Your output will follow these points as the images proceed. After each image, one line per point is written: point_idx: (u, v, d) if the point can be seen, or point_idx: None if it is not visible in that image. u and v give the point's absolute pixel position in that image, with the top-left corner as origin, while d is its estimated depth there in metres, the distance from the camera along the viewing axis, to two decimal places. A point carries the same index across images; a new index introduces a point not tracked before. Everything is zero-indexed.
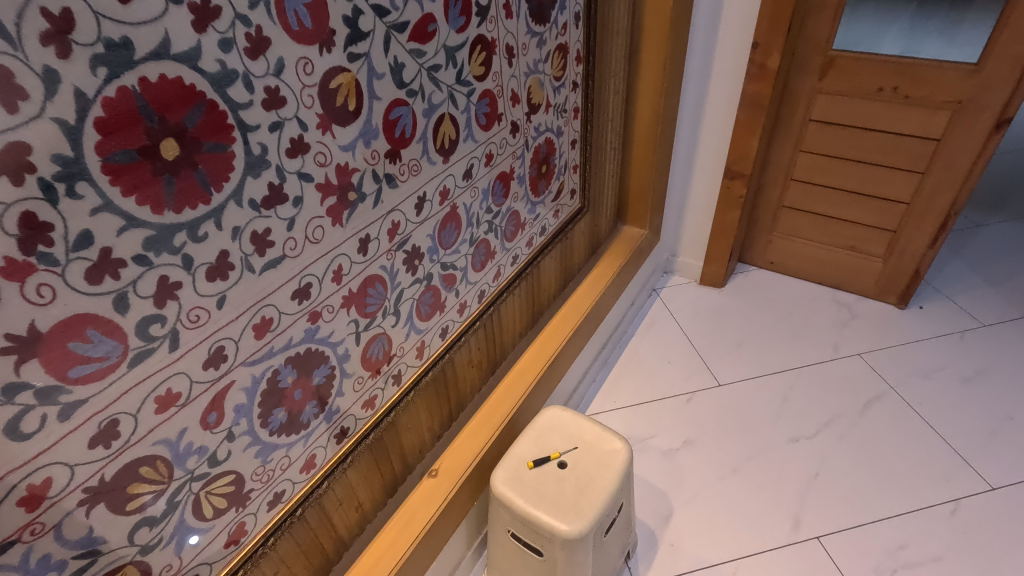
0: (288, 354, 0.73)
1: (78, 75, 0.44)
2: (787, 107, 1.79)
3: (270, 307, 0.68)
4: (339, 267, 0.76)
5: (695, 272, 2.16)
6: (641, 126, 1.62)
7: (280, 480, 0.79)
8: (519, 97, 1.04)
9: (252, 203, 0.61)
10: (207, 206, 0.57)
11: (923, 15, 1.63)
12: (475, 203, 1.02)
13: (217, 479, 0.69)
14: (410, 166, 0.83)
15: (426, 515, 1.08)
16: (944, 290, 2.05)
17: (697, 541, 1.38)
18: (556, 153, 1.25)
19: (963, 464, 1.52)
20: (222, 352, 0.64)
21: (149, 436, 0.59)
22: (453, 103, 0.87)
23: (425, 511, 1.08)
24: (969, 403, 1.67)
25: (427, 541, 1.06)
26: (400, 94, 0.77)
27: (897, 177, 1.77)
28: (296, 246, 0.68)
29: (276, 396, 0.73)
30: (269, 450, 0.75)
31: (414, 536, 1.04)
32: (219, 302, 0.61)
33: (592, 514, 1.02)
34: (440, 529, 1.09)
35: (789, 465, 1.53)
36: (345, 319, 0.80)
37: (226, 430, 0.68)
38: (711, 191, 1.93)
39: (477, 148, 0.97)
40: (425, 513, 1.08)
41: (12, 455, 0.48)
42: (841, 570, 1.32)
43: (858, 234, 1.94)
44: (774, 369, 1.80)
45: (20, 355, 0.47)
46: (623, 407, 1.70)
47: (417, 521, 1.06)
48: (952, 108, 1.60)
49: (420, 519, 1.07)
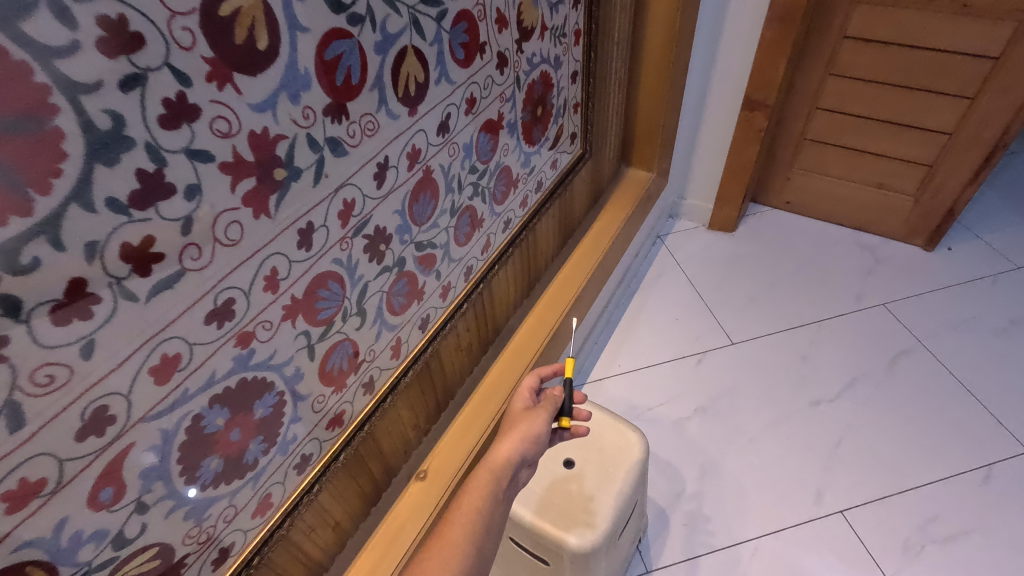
0: (213, 392, 0.55)
1: None
2: (820, 20, 1.53)
3: (175, 340, 0.49)
4: (272, 270, 0.56)
5: (704, 216, 1.95)
6: (652, 50, 1.35)
7: (227, 533, 0.64)
8: (506, 19, 0.80)
9: (115, 205, 0.41)
10: (28, 220, 0.36)
11: None
12: (456, 163, 0.80)
13: (134, 557, 0.54)
14: (362, 125, 0.61)
15: (493, 483, 0.74)
16: (976, 229, 1.86)
17: (714, 520, 1.28)
18: (553, 90, 1.02)
19: (997, 425, 1.40)
20: (106, 413, 0.46)
21: (4, 543, 0.42)
22: (418, 33, 0.64)
23: (483, 493, 0.73)
24: (1005, 355, 1.53)
25: (501, 525, 0.73)
26: (339, 21, 0.53)
27: (941, 103, 1.55)
28: (200, 254, 0.48)
29: (203, 445, 0.56)
30: (204, 506, 0.60)
31: (483, 520, 0.71)
32: (86, 350, 0.43)
33: (604, 525, 0.89)
34: (514, 479, 0.77)
35: (810, 433, 1.41)
36: (291, 333, 0.62)
37: (134, 500, 0.51)
38: (727, 126, 1.68)
39: (455, 92, 0.74)
40: (483, 490, 0.73)
41: None
42: (869, 549, 1.22)
43: (889, 169, 1.73)
44: (791, 324, 1.64)
45: None
46: (628, 372, 1.56)
47: (467, 502, 0.72)
48: (1018, 20, 1.36)
49: (493, 487, 0.74)
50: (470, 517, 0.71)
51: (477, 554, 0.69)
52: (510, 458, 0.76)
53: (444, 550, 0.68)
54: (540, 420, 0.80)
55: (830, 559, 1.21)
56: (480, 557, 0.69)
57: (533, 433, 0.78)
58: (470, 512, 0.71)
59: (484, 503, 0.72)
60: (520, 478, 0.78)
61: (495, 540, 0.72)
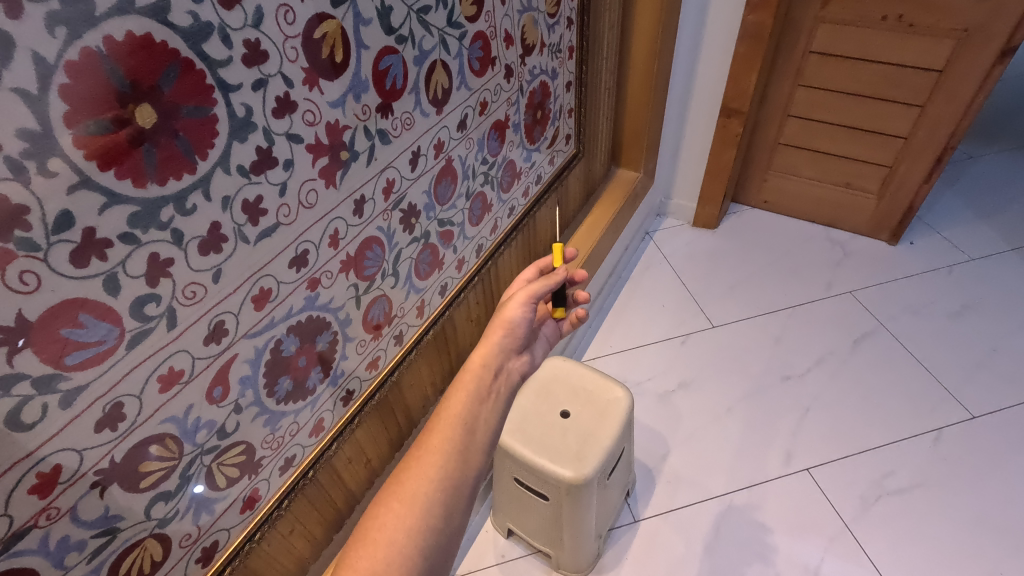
0: (289, 323, 0.71)
1: (33, 37, 0.39)
2: (788, 36, 1.72)
3: (268, 277, 0.65)
4: (335, 230, 0.73)
5: (688, 215, 2.12)
6: (637, 63, 1.54)
7: (290, 445, 0.80)
8: (512, 38, 0.97)
9: (242, 169, 0.57)
10: (193, 176, 0.53)
11: None
12: (471, 154, 0.97)
13: (228, 450, 0.69)
14: (402, 120, 0.78)
15: (476, 383, 0.74)
16: (935, 225, 2.04)
17: (695, 478, 1.44)
18: (551, 97, 1.20)
19: (947, 395, 1.57)
20: (222, 326, 0.62)
21: (155, 415, 0.58)
22: (445, 49, 0.81)
23: (468, 395, 0.73)
24: (957, 335, 1.70)
25: (490, 425, 0.71)
26: (389, 41, 0.71)
27: (896, 111, 1.74)
28: (290, 213, 0.65)
29: (281, 365, 0.72)
30: (277, 418, 0.75)
31: (466, 421, 0.69)
32: (215, 276, 0.59)
33: (595, 461, 1.06)
34: (498, 379, 0.77)
35: (780, 403, 1.57)
36: (345, 284, 0.78)
37: (233, 402, 0.67)
38: (707, 131, 1.86)
39: (471, 96, 0.92)
40: (467, 392, 0.73)
41: (15, 446, 0.47)
42: (830, 501, 1.38)
43: (854, 171, 1.92)
44: (767, 310, 1.81)
45: (11, 346, 0.44)
46: (618, 352, 1.72)
47: (451, 408, 0.71)
48: (958, 37, 1.55)
49: (478, 385, 0.74)
50: (454, 421, 0.69)
51: (463, 457, 0.67)
52: (493, 353, 0.78)
53: (428, 456, 0.66)
54: (517, 302, 0.80)
55: (796, 510, 1.37)
56: (466, 459, 0.67)
57: (510, 319, 0.79)
58: (454, 415, 0.70)
59: (464, 402, 0.71)
60: (508, 373, 0.79)
61: (485, 441, 0.70)
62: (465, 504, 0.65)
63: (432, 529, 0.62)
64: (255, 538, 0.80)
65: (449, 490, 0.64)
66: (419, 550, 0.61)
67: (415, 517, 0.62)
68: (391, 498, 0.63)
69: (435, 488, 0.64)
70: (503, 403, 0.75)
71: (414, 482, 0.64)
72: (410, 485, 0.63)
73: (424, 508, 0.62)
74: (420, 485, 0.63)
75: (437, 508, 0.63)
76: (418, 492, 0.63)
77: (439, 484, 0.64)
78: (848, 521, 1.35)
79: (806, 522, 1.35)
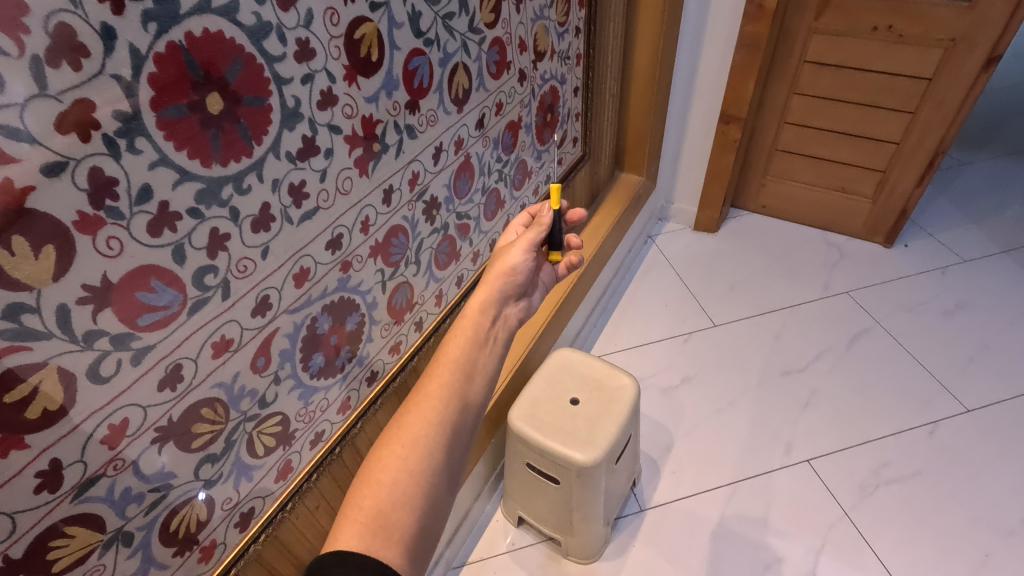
0: (324, 302, 0.77)
1: (131, 31, 0.45)
2: (784, 46, 1.79)
3: (308, 257, 0.71)
4: (366, 217, 0.79)
5: (689, 219, 2.18)
6: (640, 71, 1.61)
7: (320, 420, 0.85)
8: (526, 44, 1.04)
9: (289, 155, 0.63)
10: (249, 159, 0.59)
11: None
12: (487, 152, 1.04)
13: (267, 420, 0.74)
14: (427, 117, 0.84)
15: (474, 329, 0.76)
16: (928, 228, 2.11)
17: (699, 469, 1.48)
18: (560, 101, 1.27)
19: (941, 389, 1.62)
20: (267, 300, 0.67)
21: (207, 380, 0.63)
22: (466, 52, 0.88)
23: (466, 340, 0.74)
24: (950, 333, 1.76)
25: (488, 370, 0.73)
26: (418, 43, 0.77)
27: (888, 117, 1.81)
28: (328, 198, 0.71)
29: (315, 342, 0.78)
30: (309, 392, 0.81)
31: (464, 366, 0.71)
32: (263, 253, 0.64)
33: (604, 444, 1.11)
34: (496, 324, 0.79)
35: (781, 397, 1.62)
36: (373, 268, 0.84)
37: (273, 373, 0.72)
38: (706, 137, 1.94)
39: (488, 97, 0.98)
40: (465, 338, 0.74)
41: (94, 397, 0.52)
42: (830, 490, 1.42)
43: (848, 175, 1.99)
44: (766, 309, 1.87)
45: (96, 305, 0.50)
46: (623, 349, 1.77)
47: (448, 355, 0.72)
48: (945, 47, 1.62)
49: (476, 331, 0.76)
50: (453, 366, 0.71)
51: (462, 401, 0.69)
52: (493, 298, 0.80)
53: (427, 402, 0.68)
54: (517, 248, 0.82)
55: (797, 498, 1.41)
56: (464, 402, 0.69)
57: (510, 265, 0.82)
58: (452, 360, 0.71)
59: (462, 346, 0.73)
60: (506, 317, 0.81)
61: (483, 386, 0.71)
62: (462, 447, 0.68)
63: (432, 469, 0.64)
64: (287, 508, 0.84)
65: (448, 433, 0.66)
66: (421, 489, 0.63)
67: (417, 458, 0.64)
68: (392, 442, 0.65)
69: (434, 430, 0.65)
70: (501, 347, 0.76)
71: (414, 425, 0.65)
72: (409, 430, 0.65)
73: (424, 450, 0.64)
74: (420, 428, 0.65)
75: (437, 450, 0.65)
76: (418, 435, 0.65)
77: (438, 427, 0.66)
78: (847, 508, 1.39)
79: (807, 509, 1.39)
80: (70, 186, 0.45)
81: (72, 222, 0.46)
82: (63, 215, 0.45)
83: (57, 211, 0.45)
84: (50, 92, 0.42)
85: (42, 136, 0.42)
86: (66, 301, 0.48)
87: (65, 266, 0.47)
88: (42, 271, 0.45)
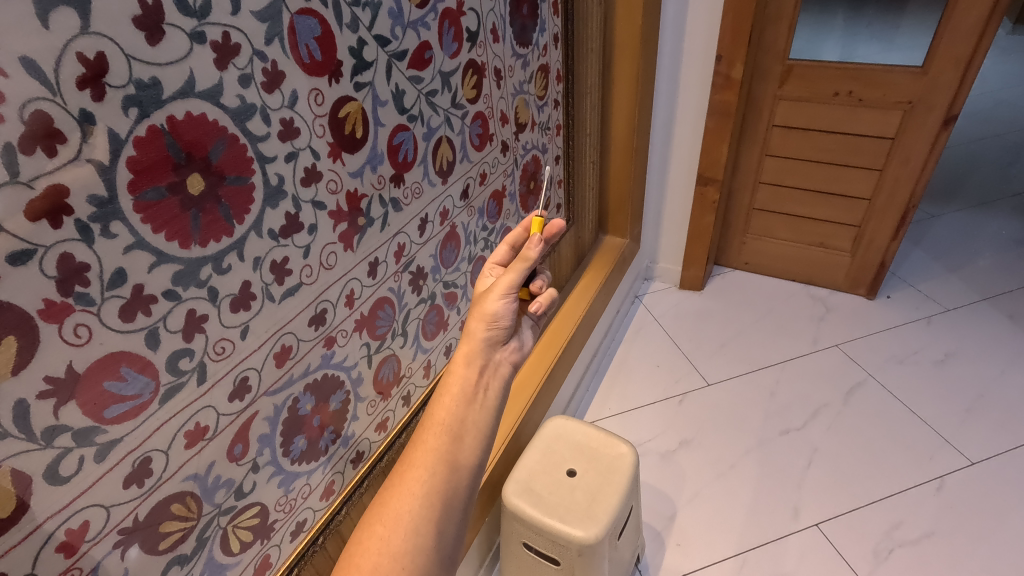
0: (307, 381, 0.73)
1: (110, 116, 0.45)
2: (751, 112, 1.88)
3: (290, 335, 0.68)
4: (351, 291, 0.77)
5: (675, 277, 2.19)
6: (617, 137, 1.66)
7: (302, 509, 0.79)
8: (507, 117, 1.07)
9: (271, 233, 0.62)
10: (230, 238, 0.57)
11: (815, 20, 1.71)
12: (472, 221, 1.05)
13: (243, 512, 0.69)
14: (412, 189, 0.84)
15: (463, 384, 0.67)
16: (908, 279, 2.15)
17: (704, 539, 1.41)
18: (542, 169, 1.30)
19: (944, 443, 1.59)
20: (246, 382, 0.64)
21: (179, 471, 0.59)
22: (449, 126, 0.90)
23: (455, 397, 0.66)
24: (944, 384, 1.75)
25: (481, 429, 0.65)
26: (402, 120, 0.79)
27: (858, 174, 1.88)
28: (312, 273, 0.69)
29: (297, 424, 0.74)
30: (291, 479, 0.76)
31: (452, 428, 0.64)
32: (243, 332, 0.62)
33: (605, 519, 1.05)
34: (491, 369, 0.69)
35: (782, 458, 1.57)
36: (359, 342, 0.81)
37: (252, 460, 0.68)
38: (686, 199, 1.98)
39: (472, 168, 1.00)
40: (454, 396, 0.66)
41: (52, 499, 0.48)
42: (843, 556, 1.36)
43: (826, 231, 2.03)
44: (759, 366, 1.85)
45: (58, 398, 0.46)
46: (618, 414, 1.73)
47: (435, 415, 0.65)
48: (904, 108, 1.71)
49: (466, 386, 0.66)
50: (439, 430, 0.64)
51: (451, 468, 0.62)
52: (476, 348, 0.69)
53: (412, 473, 0.61)
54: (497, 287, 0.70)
55: (811, 568, 1.34)
56: (452, 470, 0.62)
57: (491, 311, 0.70)
58: (439, 423, 0.64)
59: (451, 406, 0.65)
60: (499, 365, 0.70)
61: (476, 448, 0.64)
62: (456, 519, 0.62)
63: (418, 550, 0.59)
64: None
65: (436, 507, 0.60)
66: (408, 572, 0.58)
67: (401, 537, 0.59)
68: (374, 521, 0.60)
69: (419, 506, 0.60)
70: (493, 403, 0.67)
71: (397, 502, 0.60)
72: (393, 505, 0.60)
73: (407, 529, 0.59)
74: (404, 503, 0.60)
75: (424, 528, 0.59)
76: (401, 511, 0.60)
77: (424, 502, 0.60)
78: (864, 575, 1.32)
79: None
80: (37, 273, 0.43)
81: (38, 310, 0.44)
82: (28, 303, 0.43)
83: (21, 300, 0.43)
84: (22, 179, 0.41)
85: (10, 224, 0.41)
86: (26, 396, 0.44)
87: (26, 358, 0.44)
88: (1, 365, 0.42)
